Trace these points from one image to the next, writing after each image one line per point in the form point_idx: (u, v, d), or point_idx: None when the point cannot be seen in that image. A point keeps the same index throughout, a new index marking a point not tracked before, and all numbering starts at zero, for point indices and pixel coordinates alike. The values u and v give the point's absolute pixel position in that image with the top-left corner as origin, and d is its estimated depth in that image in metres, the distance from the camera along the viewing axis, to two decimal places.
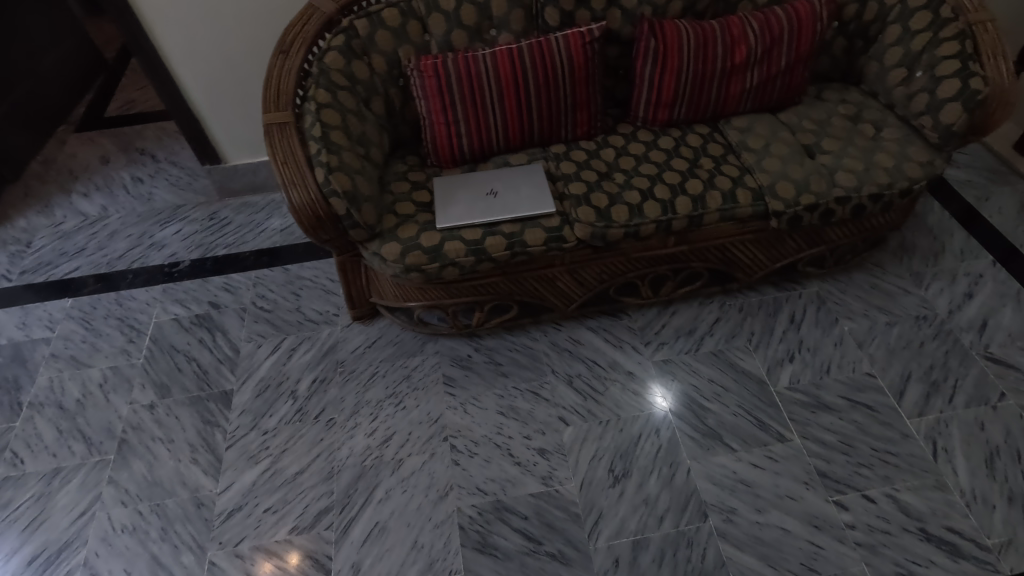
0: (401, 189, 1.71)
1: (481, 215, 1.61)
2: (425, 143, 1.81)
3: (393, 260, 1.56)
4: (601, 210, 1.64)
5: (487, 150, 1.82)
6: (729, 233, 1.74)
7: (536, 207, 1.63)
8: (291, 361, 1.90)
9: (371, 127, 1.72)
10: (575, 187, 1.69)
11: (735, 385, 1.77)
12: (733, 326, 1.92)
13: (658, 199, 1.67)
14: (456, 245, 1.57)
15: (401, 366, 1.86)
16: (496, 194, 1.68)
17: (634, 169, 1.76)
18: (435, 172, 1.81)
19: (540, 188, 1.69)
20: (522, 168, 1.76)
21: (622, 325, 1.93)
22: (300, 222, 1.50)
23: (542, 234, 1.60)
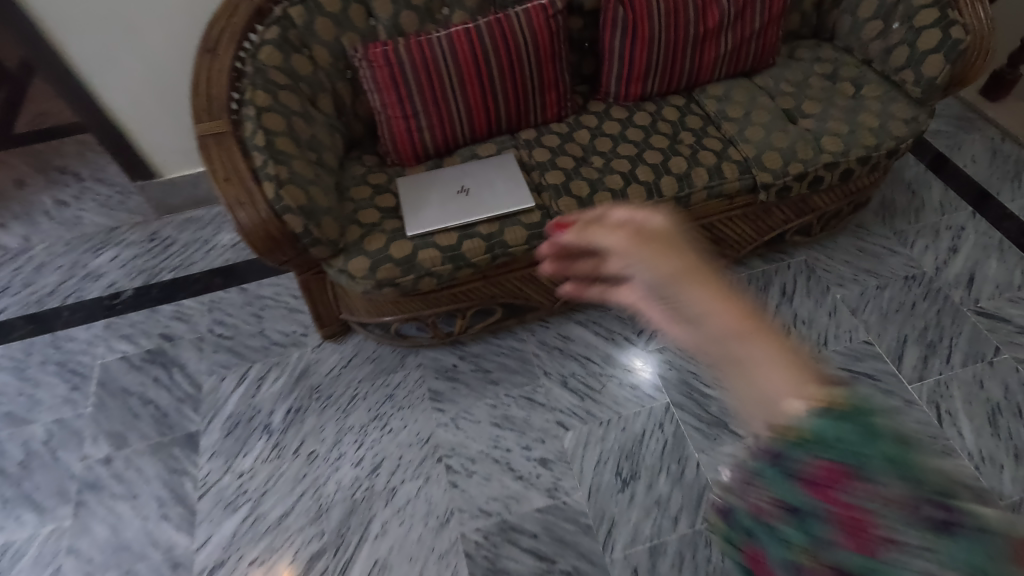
0: (362, 195, 1.55)
1: (454, 216, 1.47)
2: (383, 141, 1.65)
3: (362, 277, 1.41)
4: (583, 200, 1.52)
5: (452, 143, 1.67)
6: (717, 210, 1.64)
7: (513, 203, 1.50)
8: (260, 392, 1.74)
9: (320, 128, 1.54)
10: (552, 177, 1.56)
11: None
12: None
13: (643, 182, 1.55)
14: (432, 252, 1.43)
15: (382, 385, 1.73)
16: (469, 191, 1.53)
17: (612, 151, 1.64)
18: (397, 172, 1.64)
19: (515, 181, 1.55)
20: (492, 160, 1.61)
21: (612, 316, 1.83)
22: (252, 244, 1.32)
23: (524, 232, 1.47)
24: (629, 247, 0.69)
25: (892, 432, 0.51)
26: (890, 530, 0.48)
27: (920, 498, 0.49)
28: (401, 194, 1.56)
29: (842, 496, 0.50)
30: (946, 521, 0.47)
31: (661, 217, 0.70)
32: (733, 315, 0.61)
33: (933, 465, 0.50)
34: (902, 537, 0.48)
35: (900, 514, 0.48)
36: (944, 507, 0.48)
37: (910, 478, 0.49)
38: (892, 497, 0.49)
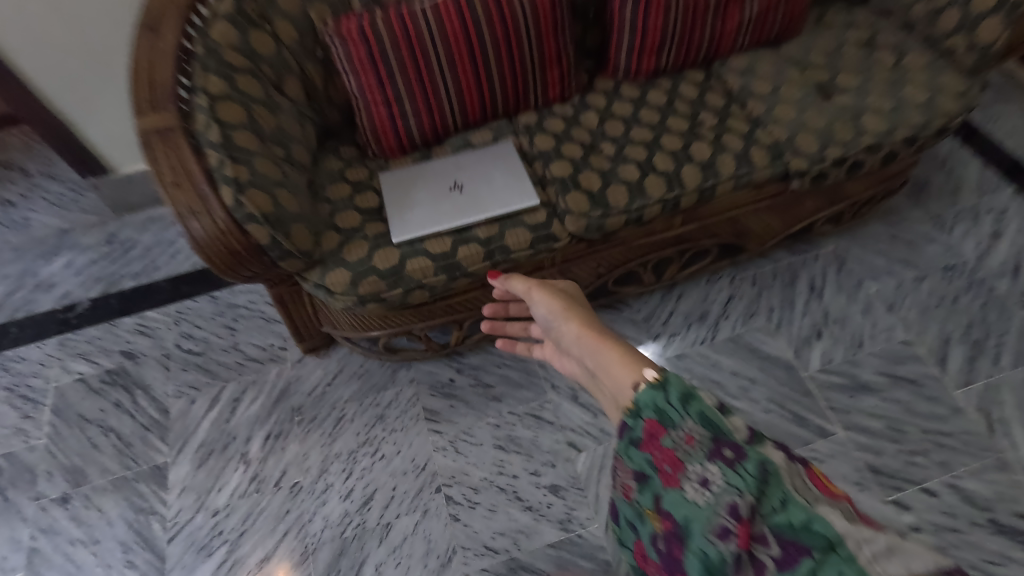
0: (340, 195, 1.34)
1: (447, 218, 1.27)
2: (363, 130, 1.43)
3: (342, 292, 1.22)
4: (594, 195, 1.32)
5: (441, 131, 1.45)
6: (744, 201, 1.45)
7: (515, 200, 1.30)
8: (235, 416, 1.56)
9: (286, 118, 1.32)
10: (558, 168, 1.36)
11: (762, 375, 1.55)
12: (749, 303, 1.67)
13: (661, 172, 1.35)
14: (423, 262, 1.23)
15: (372, 405, 1.55)
16: (463, 188, 1.33)
17: (624, 136, 1.43)
18: (380, 166, 1.43)
19: (516, 175, 1.35)
20: (489, 152, 1.41)
21: (624, 320, 1.65)
22: (209, 259, 1.13)
23: (528, 234, 1.27)
24: (538, 297, 1.15)
25: (699, 396, 0.82)
26: (695, 471, 0.78)
27: (716, 444, 0.77)
28: (385, 192, 1.36)
29: (670, 453, 0.80)
30: (734, 457, 0.75)
31: (564, 282, 1.20)
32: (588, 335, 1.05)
33: (737, 426, 0.79)
34: (706, 480, 0.75)
35: (695, 450, 0.79)
36: (735, 447, 0.76)
37: (712, 433, 0.78)
38: (693, 442, 0.79)
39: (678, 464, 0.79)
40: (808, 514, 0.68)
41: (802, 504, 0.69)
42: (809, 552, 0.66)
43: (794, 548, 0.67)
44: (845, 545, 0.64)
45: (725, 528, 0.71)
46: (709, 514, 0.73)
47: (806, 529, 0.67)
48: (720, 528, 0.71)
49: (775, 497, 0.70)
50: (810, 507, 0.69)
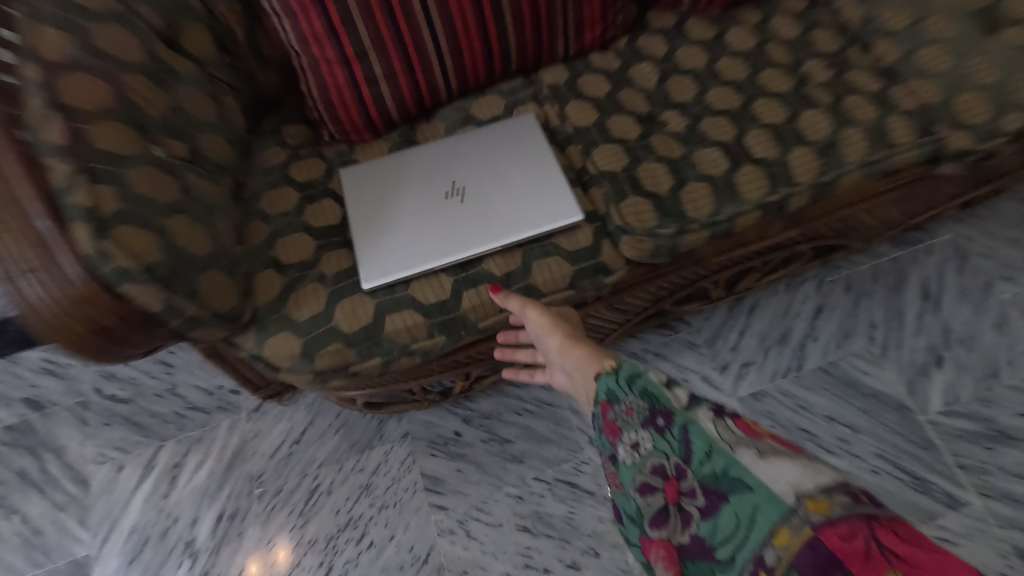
0: (283, 207, 0.90)
1: (446, 247, 0.84)
2: (312, 104, 0.97)
3: (290, 368, 0.81)
4: (663, 202, 0.87)
5: (429, 100, 0.98)
6: (869, 192, 0.99)
7: (547, 214, 0.86)
8: (176, 490, 1.19)
9: (187, 91, 0.85)
10: (604, 158, 0.91)
11: (867, 421, 1.17)
12: (844, 318, 1.27)
13: (760, 161, 0.90)
14: (413, 318, 0.81)
15: (354, 472, 1.19)
16: (466, 194, 0.88)
17: (698, 102, 0.97)
18: (340, 156, 0.98)
19: (543, 169, 0.90)
20: (500, 132, 0.95)
21: (681, 345, 1.26)
22: (69, 343, 0.67)
23: (569, 268, 0.85)
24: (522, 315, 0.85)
25: (646, 374, 0.68)
26: (628, 430, 0.65)
27: (650, 408, 0.65)
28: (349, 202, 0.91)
29: (609, 419, 0.68)
30: (666, 417, 0.63)
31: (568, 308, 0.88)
32: (560, 341, 0.79)
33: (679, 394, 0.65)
34: (633, 436, 0.64)
35: (632, 420, 0.66)
36: (669, 410, 0.63)
37: (644, 396, 0.66)
38: (631, 407, 0.66)
39: (616, 428, 0.67)
40: (729, 460, 0.56)
41: (724, 448, 0.57)
42: (727, 497, 0.54)
43: (714, 496, 0.55)
44: (756, 483, 0.53)
45: (651, 485, 0.61)
46: (633, 472, 0.63)
47: (730, 481, 0.55)
48: (652, 489, 0.61)
49: (699, 449, 0.58)
50: (730, 452, 0.56)
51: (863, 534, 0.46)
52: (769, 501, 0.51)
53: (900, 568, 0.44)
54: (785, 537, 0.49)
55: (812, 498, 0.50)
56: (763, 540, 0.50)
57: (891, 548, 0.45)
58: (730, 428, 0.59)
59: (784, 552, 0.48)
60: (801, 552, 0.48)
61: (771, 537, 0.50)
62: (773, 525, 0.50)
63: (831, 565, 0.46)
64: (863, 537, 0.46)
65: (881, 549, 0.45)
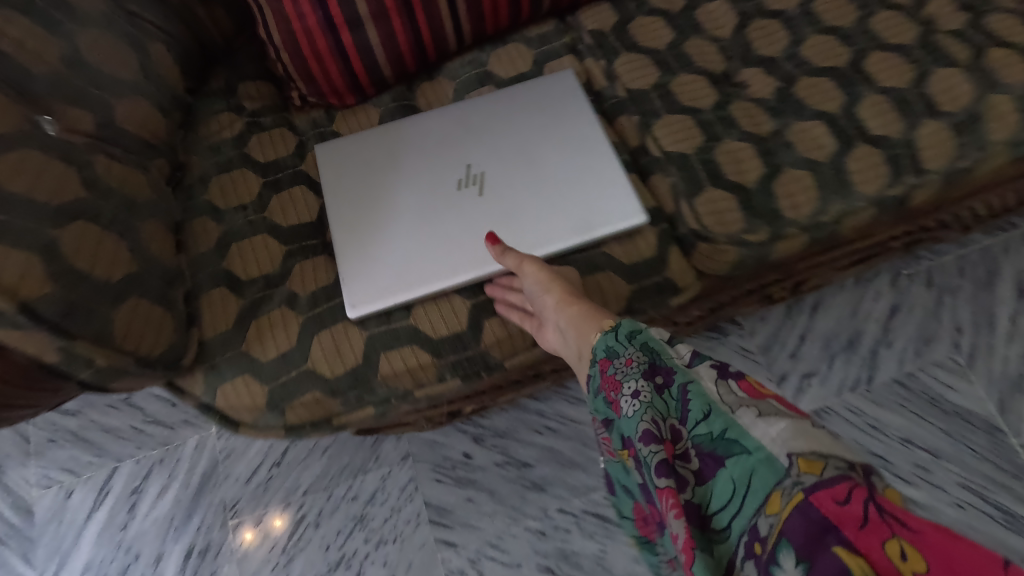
0: (240, 197, 0.67)
1: (461, 258, 0.62)
2: (274, 55, 0.72)
3: (256, 422, 0.61)
4: (751, 197, 0.65)
5: (433, 51, 0.74)
6: (1002, 178, 0.77)
7: (596, 215, 0.64)
8: (135, 520, 1.01)
9: (93, 35, 0.61)
10: (669, 135, 0.68)
11: (950, 445, 1.00)
12: (924, 320, 1.07)
13: (878, 141, 0.68)
14: (418, 357, 0.61)
15: (345, 500, 1.01)
16: (484, 184, 0.65)
17: (791, 57, 0.73)
18: (316, 126, 0.74)
19: (590, 149, 0.67)
20: (528, 94, 0.71)
21: (731, 351, 1.07)
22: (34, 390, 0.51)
23: (626, 287, 0.65)
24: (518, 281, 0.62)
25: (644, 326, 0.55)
26: (628, 382, 0.51)
27: (652, 362, 0.51)
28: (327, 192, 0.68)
29: (608, 375, 0.53)
30: (668, 374, 0.50)
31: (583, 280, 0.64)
32: (557, 296, 0.58)
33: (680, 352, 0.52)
34: (634, 385, 0.50)
35: (632, 374, 0.51)
36: (669, 367, 0.51)
37: (645, 348, 0.53)
38: (631, 360, 0.52)
39: (615, 383, 0.52)
40: (731, 422, 0.45)
41: (724, 408, 0.46)
42: (725, 462, 0.44)
43: (712, 461, 0.45)
44: (754, 444, 0.42)
45: (653, 435, 0.47)
46: (633, 425, 0.49)
47: (731, 444, 0.44)
48: (653, 443, 0.46)
49: (700, 406, 0.47)
50: (730, 412, 0.45)
51: (859, 496, 0.36)
52: (767, 464, 0.41)
53: (905, 536, 0.33)
54: (777, 504, 0.39)
55: (806, 457, 0.39)
56: (755, 509, 0.40)
57: (891, 510, 0.35)
58: (732, 388, 0.47)
59: (777, 521, 0.38)
60: (790, 517, 0.37)
61: (763, 504, 0.40)
62: (768, 491, 0.40)
63: (821, 533, 0.35)
64: (862, 500, 0.36)
65: (880, 512, 0.35)
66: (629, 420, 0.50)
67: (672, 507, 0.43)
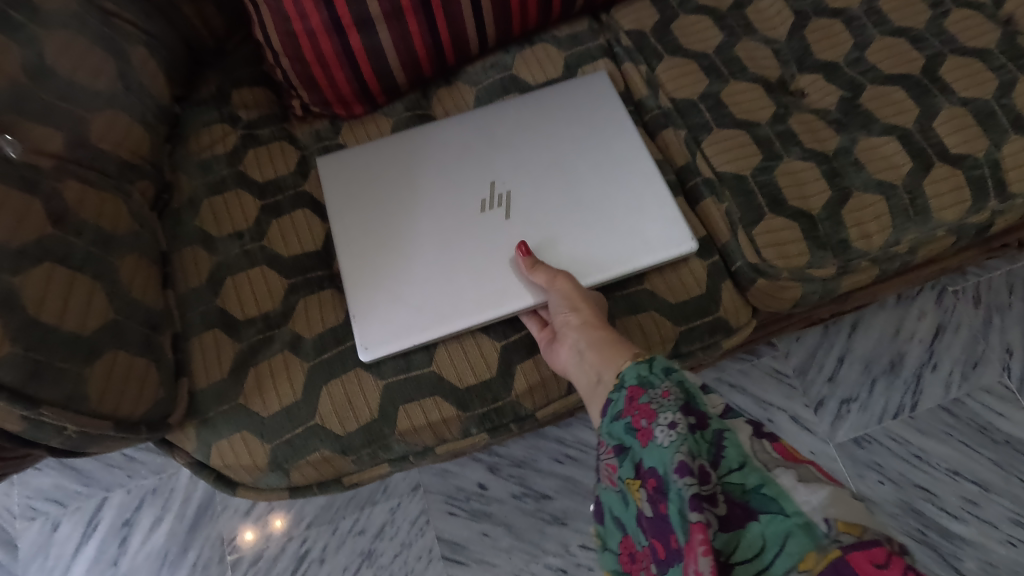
0: (234, 224, 0.60)
1: (484, 291, 0.54)
2: (272, 59, 0.64)
3: (257, 482, 0.54)
4: (816, 226, 0.58)
5: (452, 54, 0.66)
6: None
7: (642, 242, 0.56)
8: (127, 555, 0.95)
9: (64, 39, 0.53)
10: (721, 153, 0.61)
11: (1001, 477, 0.93)
12: (971, 340, 1.01)
13: (959, 160, 0.60)
14: (440, 410, 0.54)
15: (351, 535, 0.94)
16: (512, 206, 0.57)
17: (853, 64, 0.66)
18: (321, 138, 0.66)
19: (632, 166, 0.58)
20: (558, 100, 0.62)
21: (764, 374, 1.00)
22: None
23: (673, 329, 0.57)
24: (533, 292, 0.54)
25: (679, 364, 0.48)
26: (663, 412, 0.43)
27: (688, 400, 0.44)
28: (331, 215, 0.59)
29: (637, 402, 0.45)
30: (705, 418, 0.44)
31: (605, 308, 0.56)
32: (584, 315, 0.51)
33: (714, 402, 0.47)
34: (671, 416, 0.42)
35: (670, 405, 0.43)
36: (705, 412, 0.44)
37: (682, 385, 0.45)
38: (668, 393, 0.44)
39: (645, 410, 0.44)
40: (769, 479, 0.40)
41: (759, 465, 0.42)
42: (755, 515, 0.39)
43: (740, 511, 0.39)
44: (791, 505, 0.38)
45: (690, 469, 0.39)
46: (664, 456, 0.41)
47: (767, 501, 0.39)
48: (689, 476, 0.39)
49: (736, 457, 0.42)
50: (768, 470, 0.41)
51: (899, 561, 0.33)
52: (805, 528, 0.37)
53: None
54: (811, 560, 0.35)
55: (843, 517, 0.37)
56: (789, 565, 0.36)
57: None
58: (766, 448, 0.43)
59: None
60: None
61: (793, 561, 0.36)
62: (802, 552, 0.36)
63: None
64: (900, 565, 0.33)
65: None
66: (658, 450, 0.42)
67: (702, 546, 0.37)
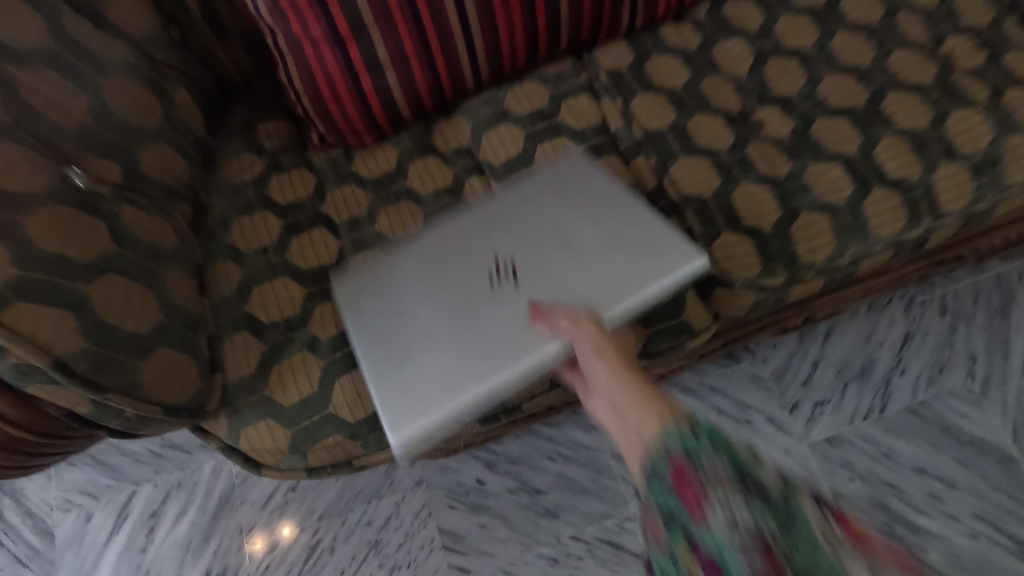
0: (260, 240, 0.69)
1: (502, 354, 0.57)
2: (296, 98, 0.73)
3: (277, 464, 0.62)
4: (769, 242, 0.66)
5: (451, 91, 0.75)
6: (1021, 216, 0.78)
7: (639, 282, 0.58)
8: (154, 543, 1.03)
9: (119, 86, 0.62)
10: (686, 178, 0.69)
11: (965, 476, 1.00)
12: (938, 348, 1.08)
13: (896, 183, 0.68)
14: None
15: (359, 526, 1.02)
16: (519, 273, 0.60)
17: (806, 97, 0.75)
18: (335, 166, 0.75)
19: (629, 222, 0.61)
20: (542, 181, 0.67)
21: (744, 378, 1.08)
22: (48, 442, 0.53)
23: (643, 330, 0.65)
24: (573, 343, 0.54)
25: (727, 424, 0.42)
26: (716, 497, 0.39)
27: (741, 475, 0.40)
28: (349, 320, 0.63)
29: (685, 480, 0.41)
30: (765, 496, 0.39)
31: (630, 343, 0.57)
32: (609, 361, 0.52)
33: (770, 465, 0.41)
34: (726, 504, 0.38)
35: (721, 488, 0.39)
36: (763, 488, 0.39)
37: (731, 454, 0.41)
38: (716, 470, 0.40)
39: (694, 491, 0.40)
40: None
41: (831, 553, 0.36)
42: None
43: None
44: None
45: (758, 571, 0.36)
46: (724, 551, 0.38)
47: None
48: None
49: (808, 544, 0.36)
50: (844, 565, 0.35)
51: None
52: None
53: None
54: None
55: None
56: None
57: None
58: (836, 527, 0.37)
59: None
60: None
61: None
62: None
63: None
64: None
65: None
66: (715, 539, 0.38)
67: None
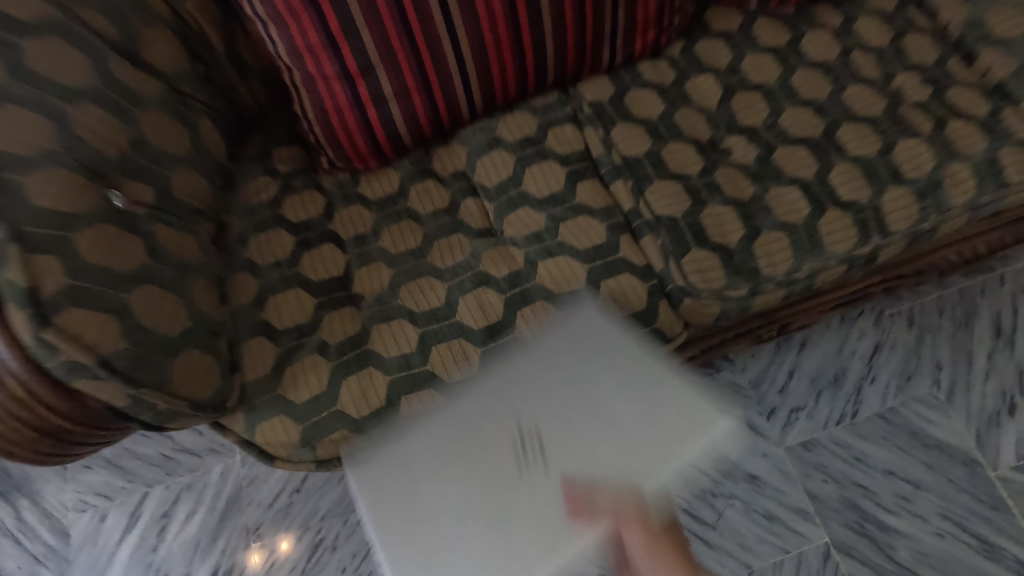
0: (275, 255, 0.77)
1: (544, 542, 0.60)
2: (308, 128, 0.81)
3: (287, 457, 0.69)
4: (733, 257, 0.74)
5: (448, 121, 0.83)
6: (969, 235, 0.85)
7: (666, 450, 0.61)
8: (165, 542, 1.08)
9: (154, 118, 0.70)
10: (660, 199, 0.77)
11: (931, 477, 1.06)
12: (905, 357, 1.14)
13: (848, 205, 0.76)
14: (433, 399, 0.69)
15: (360, 526, 1.08)
16: (547, 456, 0.63)
17: (770, 127, 0.83)
18: (343, 189, 0.83)
19: (649, 389, 0.64)
20: (553, 345, 0.68)
21: (724, 386, 1.14)
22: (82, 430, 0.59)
23: None
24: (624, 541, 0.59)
25: None
26: None
27: None
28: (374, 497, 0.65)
29: None
30: None
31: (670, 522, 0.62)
32: (657, 554, 0.59)
33: None
34: None
35: None
36: None
37: None
38: None
39: None
40: None
41: None
42: None
43: None
44: None
45: None
46: None
47: None
48: None
49: None
50: None
51: None
52: None
53: None
54: None
55: None
56: None
57: None
58: None
59: None
60: None
61: None
62: None
63: None
64: None
65: None
66: None
67: None
